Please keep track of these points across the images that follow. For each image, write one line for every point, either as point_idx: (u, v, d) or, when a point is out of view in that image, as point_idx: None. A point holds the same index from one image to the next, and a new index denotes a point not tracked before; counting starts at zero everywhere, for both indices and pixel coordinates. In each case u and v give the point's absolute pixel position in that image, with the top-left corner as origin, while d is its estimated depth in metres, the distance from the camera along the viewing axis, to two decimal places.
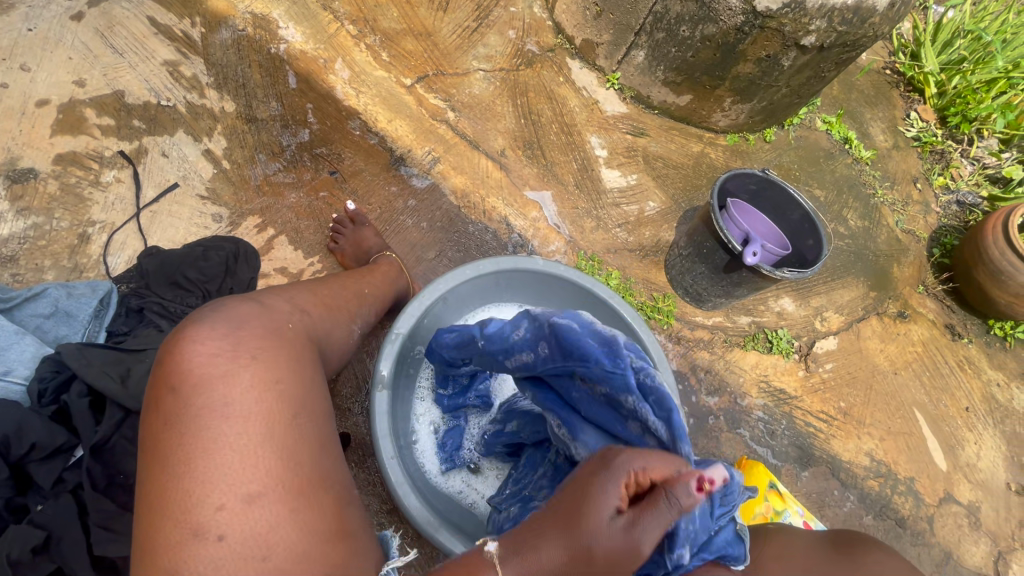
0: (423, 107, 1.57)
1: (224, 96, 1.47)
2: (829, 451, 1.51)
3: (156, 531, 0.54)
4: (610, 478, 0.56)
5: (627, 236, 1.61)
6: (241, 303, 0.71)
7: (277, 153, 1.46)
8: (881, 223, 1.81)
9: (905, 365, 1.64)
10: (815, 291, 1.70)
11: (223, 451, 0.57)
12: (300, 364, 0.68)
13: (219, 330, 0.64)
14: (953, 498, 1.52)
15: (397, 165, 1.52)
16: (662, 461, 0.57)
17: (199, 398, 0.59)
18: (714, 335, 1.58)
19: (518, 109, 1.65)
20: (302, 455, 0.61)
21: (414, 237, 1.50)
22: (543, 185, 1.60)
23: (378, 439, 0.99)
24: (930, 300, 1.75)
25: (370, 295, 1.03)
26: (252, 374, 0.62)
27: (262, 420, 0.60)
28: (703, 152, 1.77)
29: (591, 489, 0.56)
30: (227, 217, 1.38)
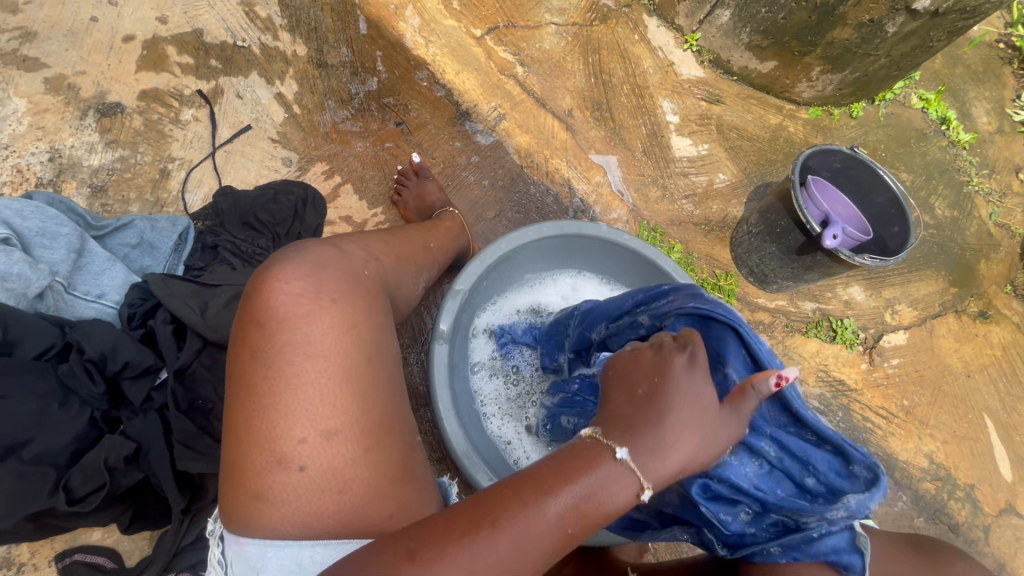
0: (492, 60, 1.53)
1: (297, 40, 1.47)
2: (886, 449, 1.45)
3: (243, 455, 0.58)
4: (701, 379, 0.58)
5: (693, 209, 1.54)
6: (321, 246, 0.72)
7: (346, 101, 1.46)
8: (972, 214, 1.67)
9: (980, 368, 1.54)
10: (889, 281, 1.59)
11: (305, 388, 0.59)
12: (374, 310, 0.70)
13: (302, 271, 0.65)
14: (1014, 509, 1.45)
15: (462, 119, 1.50)
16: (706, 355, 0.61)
17: (283, 334, 0.61)
18: (775, 319, 1.51)
19: (588, 67, 1.58)
20: (375, 398, 0.63)
21: (476, 195, 1.48)
22: (609, 149, 1.55)
23: (436, 390, 1.01)
24: (1017, 302, 1.62)
25: (434, 250, 1.03)
26: (332, 315, 0.64)
27: (340, 361, 0.62)
28: (782, 125, 1.65)
29: (697, 392, 0.57)
30: (296, 162, 1.40)
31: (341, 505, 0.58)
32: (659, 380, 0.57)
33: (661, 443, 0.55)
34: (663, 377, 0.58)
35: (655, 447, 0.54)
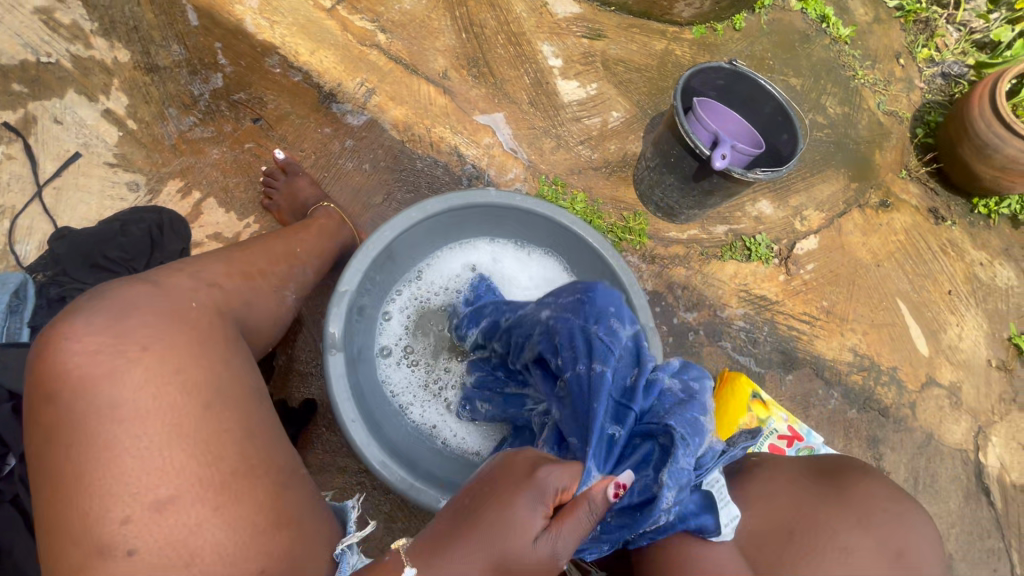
0: (348, 32, 1.39)
1: (115, 44, 1.29)
2: (813, 352, 1.50)
3: (61, 553, 0.49)
4: (532, 500, 0.53)
5: (591, 153, 1.49)
6: (132, 287, 0.62)
7: (189, 105, 1.30)
8: (861, 107, 1.69)
9: (887, 256, 1.60)
10: (794, 188, 1.61)
11: (119, 458, 0.51)
12: (208, 346, 0.60)
13: (100, 323, 0.56)
14: (935, 381, 1.53)
15: (327, 102, 1.36)
16: (566, 473, 0.55)
17: (83, 404, 0.52)
18: (690, 249, 1.51)
19: (457, 22, 1.47)
20: (221, 446, 0.55)
21: (357, 183, 1.37)
22: (493, 107, 1.46)
23: (337, 405, 0.93)
24: (913, 186, 1.67)
25: (303, 255, 0.94)
26: (143, 367, 0.55)
27: (161, 418, 0.53)
28: (668, 49, 1.60)
29: (516, 515, 0.52)
30: (144, 185, 1.25)
31: None
32: (487, 487, 0.55)
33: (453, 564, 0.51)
34: (492, 489, 0.55)
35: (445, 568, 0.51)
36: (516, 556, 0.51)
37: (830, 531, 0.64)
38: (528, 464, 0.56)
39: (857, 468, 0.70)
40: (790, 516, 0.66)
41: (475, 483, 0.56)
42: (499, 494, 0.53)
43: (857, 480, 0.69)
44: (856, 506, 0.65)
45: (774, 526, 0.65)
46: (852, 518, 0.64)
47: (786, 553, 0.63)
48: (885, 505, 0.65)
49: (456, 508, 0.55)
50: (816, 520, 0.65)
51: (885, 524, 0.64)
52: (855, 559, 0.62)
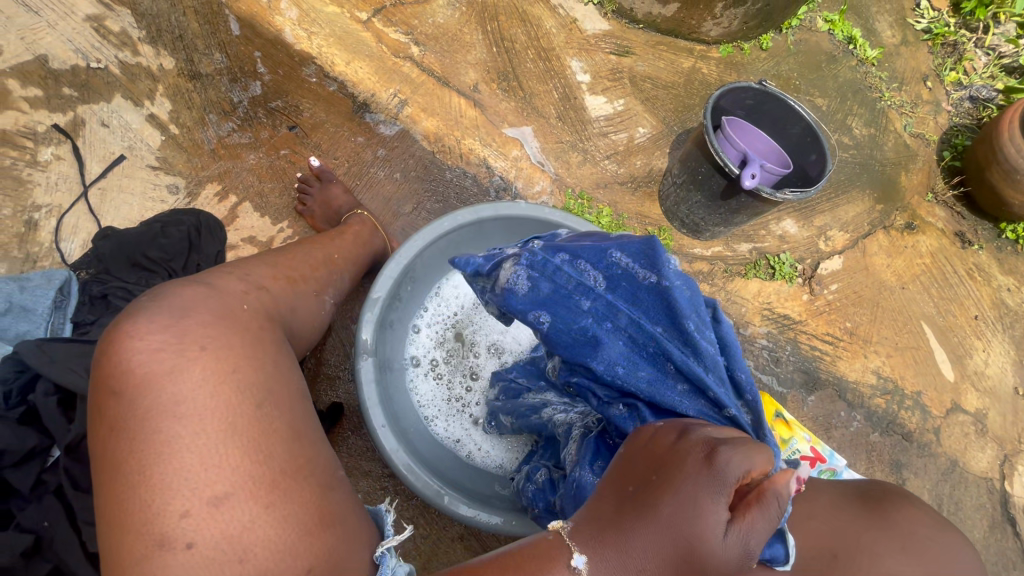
0: (383, 43, 1.43)
1: (161, 52, 1.33)
2: (835, 373, 1.49)
3: (122, 543, 0.51)
4: (716, 487, 0.51)
5: (617, 168, 1.50)
6: (185, 287, 0.64)
7: (229, 112, 1.34)
8: (887, 128, 1.69)
9: (912, 279, 1.59)
10: (819, 209, 1.60)
11: (179, 454, 0.53)
12: (260, 348, 0.62)
13: (160, 322, 0.58)
14: (960, 407, 1.51)
15: (360, 112, 1.39)
16: (755, 458, 0.54)
17: (145, 400, 0.54)
18: (714, 266, 1.51)
19: (488, 36, 1.50)
20: (272, 446, 0.57)
21: (388, 191, 1.40)
22: (522, 120, 1.48)
23: (368, 410, 0.95)
24: (940, 209, 1.66)
25: (339, 260, 0.96)
26: (201, 366, 0.57)
27: (218, 417, 0.55)
28: (695, 67, 1.61)
29: (700, 498, 0.50)
30: (184, 187, 1.29)
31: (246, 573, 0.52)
32: (657, 476, 0.54)
33: (631, 553, 0.49)
34: (668, 481, 0.53)
35: (628, 556, 0.49)
36: (707, 552, 0.48)
37: (875, 557, 0.63)
38: (704, 447, 0.55)
39: (899, 495, 0.70)
40: (834, 542, 0.65)
41: (642, 472, 0.56)
42: (676, 486, 0.52)
43: (899, 507, 0.68)
44: (900, 533, 0.64)
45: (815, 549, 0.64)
46: (894, 544, 0.63)
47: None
48: (929, 532, 0.65)
49: (630, 498, 0.54)
50: (859, 543, 0.64)
51: (930, 551, 0.63)
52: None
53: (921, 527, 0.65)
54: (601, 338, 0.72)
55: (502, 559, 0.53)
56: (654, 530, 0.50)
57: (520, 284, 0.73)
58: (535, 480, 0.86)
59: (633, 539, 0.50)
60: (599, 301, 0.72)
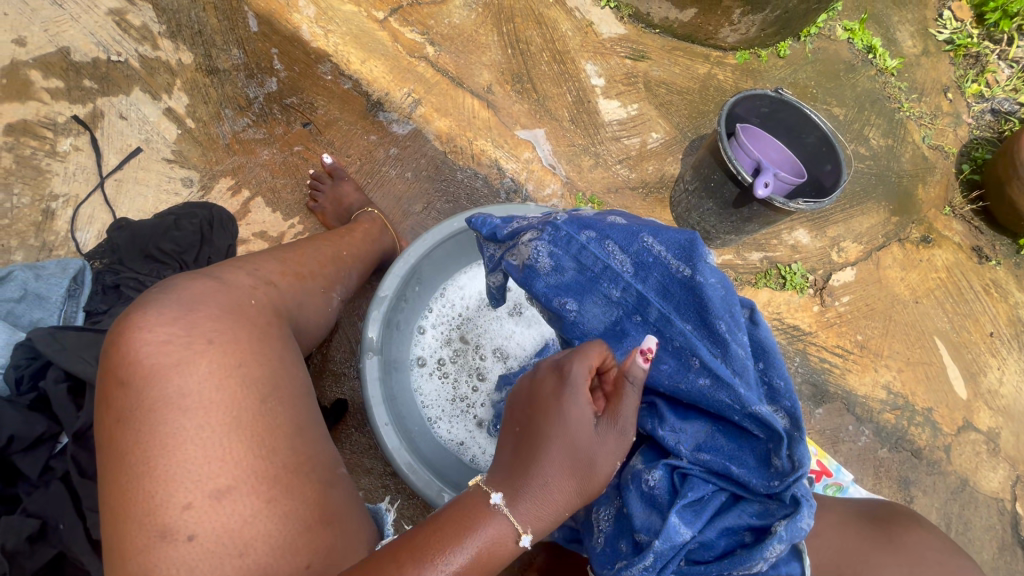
0: (398, 43, 1.44)
1: (180, 46, 1.35)
2: (844, 386, 1.47)
3: (124, 532, 0.52)
4: (573, 392, 0.61)
5: (629, 173, 1.50)
6: (195, 281, 0.65)
7: (244, 107, 1.35)
8: (905, 140, 1.67)
9: (926, 293, 1.56)
10: (832, 220, 1.58)
11: (184, 446, 0.53)
12: (266, 343, 0.63)
13: (169, 315, 0.59)
14: (972, 425, 1.48)
15: (374, 111, 1.40)
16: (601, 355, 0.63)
17: (152, 391, 0.55)
18: (724, 274, 1.49)
19: (503, 38, 1.50)
20: (275, 442, 0.57)
21: (399, 190, 1.40)
22: (535, 123, 1.48)
23: (371, 407, 0.95)
24: (957, 223, 1.63)
25: (348, 258, 0.96)
26: (208, 359, 0.57)
27: (223, 410, 0.56)
28: (710, 74, 1.60)
29: (564, 412, 0.60)
30: (198, 180, 1.30)
31: (245, 568, 0.53)
32: (532, 412, 0.62)
33: (536, 478, 0.58)
34: (537, 409, 0.62)
35: (537, 485, 0.58)
36: (588, 447, 0.59)
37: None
38: (555, 373, 0.63)
39: (908, 516, 0.69)
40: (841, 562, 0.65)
41: (519, 413, 0.64)
42: (550, 410, 0.61)
43: (914, 529, 0.66)
44: (911, 555, 0.63)
45: (819, 568, 0.65)
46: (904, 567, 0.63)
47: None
48: (941, 557, 0.63)
49: (517, 437, 0.62)
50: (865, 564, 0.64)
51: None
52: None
53: (931, 548, 0.65)
54: (628, 328, 0.75)
55: (431, 520, 0.59)
56: (545, 456, 0.59)
57: (542, 261, 0.77)
58: None
59: (529, 470, 0.59)
60: (628, 290, 0.75)
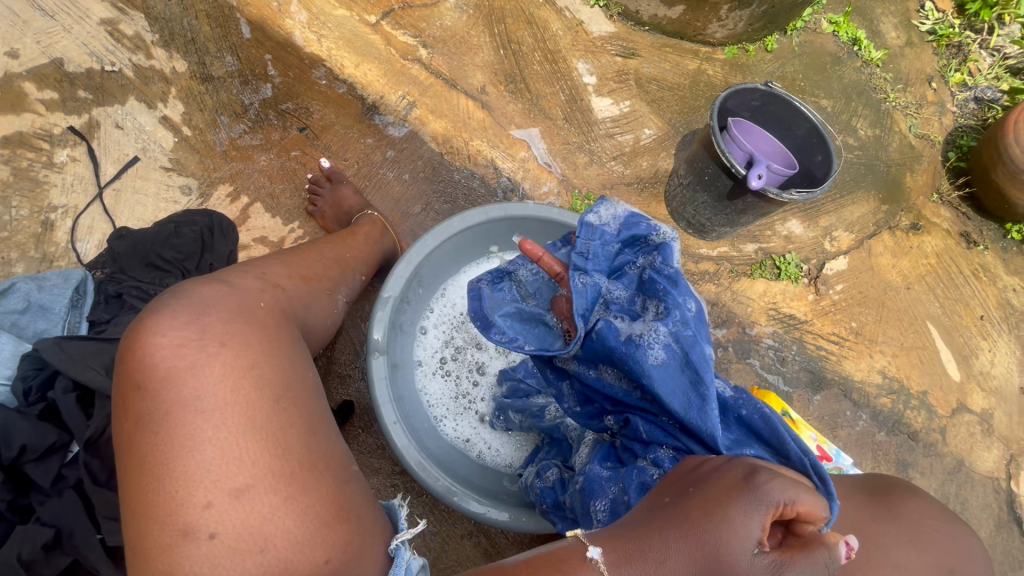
0: (392, 46, 1.45)
1: (174, 55, 1.35)
2: (841, 373, 1.50)
3: (146, 533, 0.53)
4: (756, 508, 0.50)
5: (623, 169, 1.52)
6: (205, 285, 0.66)
7: (240, 114, 1.36)
8: (892, 130, 1.70)
9: (918, 279, 1.59)
10: (824, 209, 1.61)
11: (202, 447, 0.54)
12: (278, 345, 0.64)
13: (182, 318, 0.60)
14: (966, 407, 1.51)
15: (370, 114, 1.41)
16: (812, 498, 0.52)
17: (168, 394, 0.56)
18: (720, 266, 1.51)
19: (495, 39, 1.52)
20: (290, 441, 0.58)
21: (397, 192, 1.41)
22: (529, 122, 1.49)
23: (379, 406, 0.96)
24: (945, 209, 1.66)
25: (351, 261, 0.98)
26: (223, 361, 0.58)
27: (240, 410, 0.57)
28: (700, 69, 1.62)
29: (733, 514, 0.50)
30: (197, 188, 1.30)
31: (266, 564, 0.54)
32: (693, 489, 0.56)
33: (662, 558, 0.51)
34: (705, 491, 0.55)
35: (653, 554, 0.52)
36: (731, 566, 0.49)
37: (881, 546, 0.63)
38: (744, 471, 0.55)
39: (906, 487, 0.71)
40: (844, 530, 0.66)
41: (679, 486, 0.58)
42: (712, 498, 0.53)
43: (905, 500, 0.68)
44: (908, 523, 0.65)
45: None
46: (902, 536, 0.64)
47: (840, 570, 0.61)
48: (937, 524, 0.65)
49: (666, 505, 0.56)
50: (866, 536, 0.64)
51: (938, 542, 0.64)
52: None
53: (931, 518, 0.66)
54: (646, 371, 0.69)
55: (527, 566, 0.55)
56: (680, 536, 0.52)
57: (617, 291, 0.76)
58: (547, 481, 0.86)
59: (659, 540, 0.52)
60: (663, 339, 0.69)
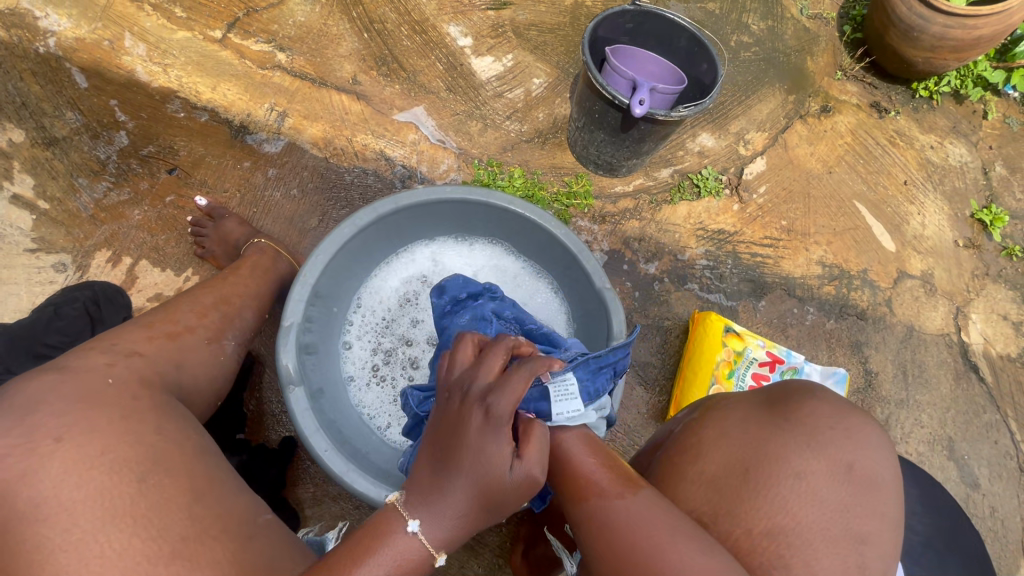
0: (246, 58, 1.36)
1: (7, 126, 1.24)
2: (781, 273, 1.50)
3: None
4: None
5: (520, 126, 1.46)
6: (40, 379, 0.61)
7: (98, 171, 1.25)
8: (784, 17, 1.66)
9: (837, 161, 1.58)
10: (731, 115, 1.58)
11: (52, 557, 0.50)
12: (135, 418, 0.60)
13: (4, 424, 0.55)
14: (906, 273, 1.53)
15: (240, 136, 1.33)
16: None
17: (5, 512, 0.51)
18: (639, 199, 1.48)
19: (355, 23, 1.42)
20: (165, 518, 0.54)
21: (289, 210, 1.33)
22: (411, 102, 1.42)
23: (308, 438, 0.91)
24: (851, 85, 1.65)
25: (235, 299, 0.92)
26: (60, 458, 0.53)
27: (92, 504, 0.52)
28: (578, 2, 1.55)
29: None
30: (72, 262, 1.21)
31: None
32: None
33: None
34: None
35: None
36: None
37: (783, 461, 0.64)
38: None
39: (802, 392, 0.73)
40: (747, 451, 0.66)
41: None
42: None
43: (802, 403, 0.71)
44: (806, 428, 0.67)
45: (728, 464, 0.66)
46: (801, 442, 0.66)
47: (742, 492, 0.63)
48: (831, 422, 0.68)
49: None
50: (767, 451, 0.65)
51: (834, 439, 0.67)
52: (806, 483, 0.63)
53: (829, 418, 0.69)
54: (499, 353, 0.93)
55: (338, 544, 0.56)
56: None
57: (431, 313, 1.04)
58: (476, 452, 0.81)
59: None
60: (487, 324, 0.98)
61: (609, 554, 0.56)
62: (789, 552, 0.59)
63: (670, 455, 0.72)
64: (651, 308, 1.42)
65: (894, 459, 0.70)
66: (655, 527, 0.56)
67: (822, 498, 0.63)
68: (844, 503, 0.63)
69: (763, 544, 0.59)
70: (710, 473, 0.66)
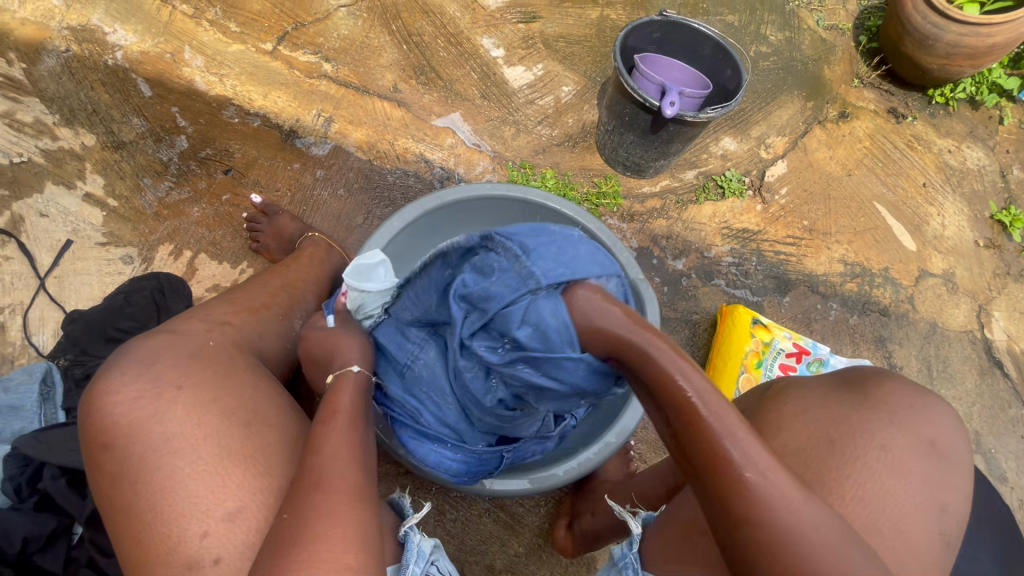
0: (294, 69, 1.46)
1: (80, 130, 1.35)
2: (805, 271, 1.54)
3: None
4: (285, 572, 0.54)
5: (551, 131, 1.53)
6: (153, 339, 0.73)
7: (162, 172, 1.35)
8: (801, 28, 1.73)
9: (856, 164, 1.64)
10: (752, 120, 1.64)
11: (183, 483, 0.62)
12: (233, 377, 0.72)
13: (133, 376, 0.67)
14: (928, 272, 1.57)
15: (290, 139, 1.42)
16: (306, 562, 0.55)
17: (141, 447, 0.63)
18: (666, 199, 1.54)
19: (395, 35, 1.52)
20: (267, 459, 0.66)
21: (336, 208, 1.41)
22: (448, 108, 1.50)
23: None
24: (868, 91, 1.70)
25: (299, 284, 1.00)
26: (182, 404, 0.66)
27: (210, 442, 0.65)
28: (603, 15, 1.63)
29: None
30: (138, 255, 1.30)
31: None
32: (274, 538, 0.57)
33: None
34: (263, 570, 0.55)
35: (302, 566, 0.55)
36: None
37: (867, 433, 0.69)
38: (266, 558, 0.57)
39: (879, 373, 0.77)
40: (832, 427, 0.70)
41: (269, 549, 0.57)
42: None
43: (880, 384, 0.75)
44: (887, 406, 0.71)
45: (813, 439, 0.70)
46: (883, 418, 0.70)
47: (828, 462, 0.67)
48: (911, 400, 0.72)
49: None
50: (853, 426, 0.70)
51: (914, 416, 0.71)
52: (891, 454, 0.67)
53: (908, 397, 0.73)
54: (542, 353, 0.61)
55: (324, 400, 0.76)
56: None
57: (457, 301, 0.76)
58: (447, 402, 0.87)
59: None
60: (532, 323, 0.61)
61: (768, 556, 0.55)
62: (881, 517, 0.63)
63: (750, 430, 0.76)
64: (679, 303, 1.47)
65: (966, 436, 0.74)
66: (820, 526, 0.55)
67: (907, 469, 0.67)
68: (928, 475, 0.67)
69: (858, 511, 0.63)
70: (796, 445, 0.70)
